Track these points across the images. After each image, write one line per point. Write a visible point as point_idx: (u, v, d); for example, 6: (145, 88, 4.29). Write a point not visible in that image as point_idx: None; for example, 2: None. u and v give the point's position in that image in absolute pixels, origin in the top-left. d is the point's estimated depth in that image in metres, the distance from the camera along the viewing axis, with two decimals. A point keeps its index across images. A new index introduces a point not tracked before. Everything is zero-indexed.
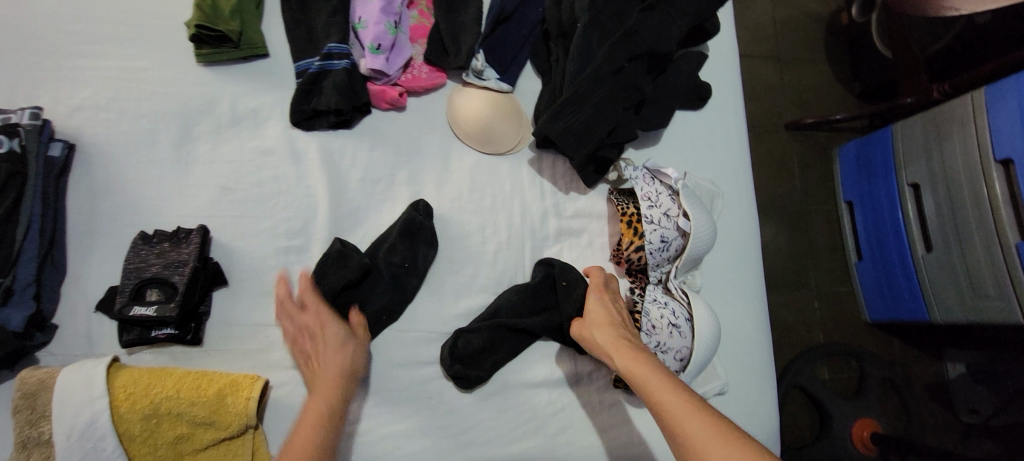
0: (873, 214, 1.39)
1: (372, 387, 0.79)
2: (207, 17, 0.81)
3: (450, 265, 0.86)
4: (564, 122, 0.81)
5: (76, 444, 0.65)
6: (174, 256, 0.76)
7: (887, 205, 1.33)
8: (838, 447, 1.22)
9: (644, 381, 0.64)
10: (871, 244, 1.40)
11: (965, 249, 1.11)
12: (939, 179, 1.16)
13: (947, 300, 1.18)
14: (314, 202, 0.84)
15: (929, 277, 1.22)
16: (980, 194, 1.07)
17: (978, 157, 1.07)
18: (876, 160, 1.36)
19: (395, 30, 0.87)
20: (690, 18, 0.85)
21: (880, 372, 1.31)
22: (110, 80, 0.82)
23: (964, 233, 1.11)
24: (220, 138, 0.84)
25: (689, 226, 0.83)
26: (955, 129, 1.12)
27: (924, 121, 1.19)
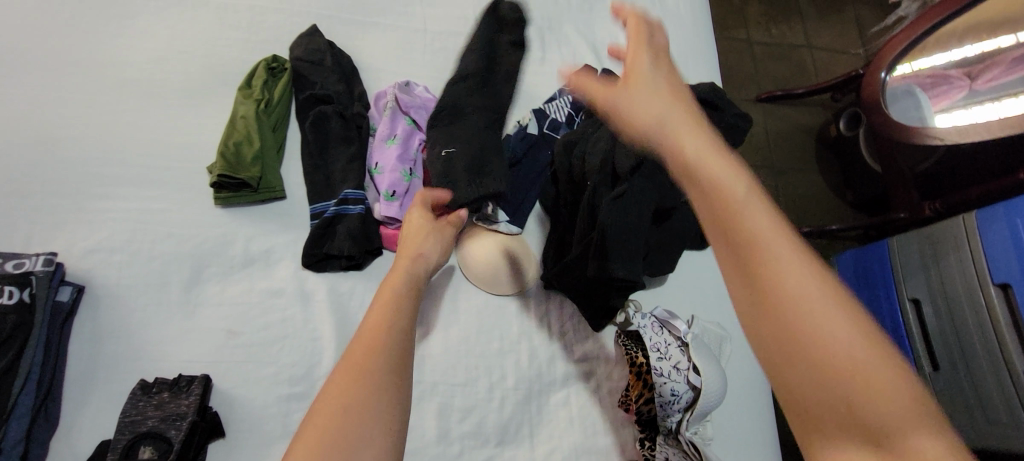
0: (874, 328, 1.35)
1: None
2: (229, 165, 0.84)
3: (455, 412, 0.84)
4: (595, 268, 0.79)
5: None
6: (171, 409, 0.74)
7: (890, 318, 1.28)
8: None
9: (710, 181, 0.45)
10: None
11: (973, 371, 1.06)
12: (941, 296, 1.14)
13: (961, 425, 1.09)
14: (320, 345, 0.83)
15: (941, 398, 1.12)
16: (983, 315, 1.05)
17: (977, 277, 1.07)
18: (874, 271, 1.34)
19: (410, 176, 0.90)
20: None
21: None
22: (127, 222, 0.84)
23: (969, 353, 1.07)
24: (231, 278, 0.84)
25: (700, 381, 0.81)
26: (950, 248, 1.14)
27: (919, 239, 1.21)
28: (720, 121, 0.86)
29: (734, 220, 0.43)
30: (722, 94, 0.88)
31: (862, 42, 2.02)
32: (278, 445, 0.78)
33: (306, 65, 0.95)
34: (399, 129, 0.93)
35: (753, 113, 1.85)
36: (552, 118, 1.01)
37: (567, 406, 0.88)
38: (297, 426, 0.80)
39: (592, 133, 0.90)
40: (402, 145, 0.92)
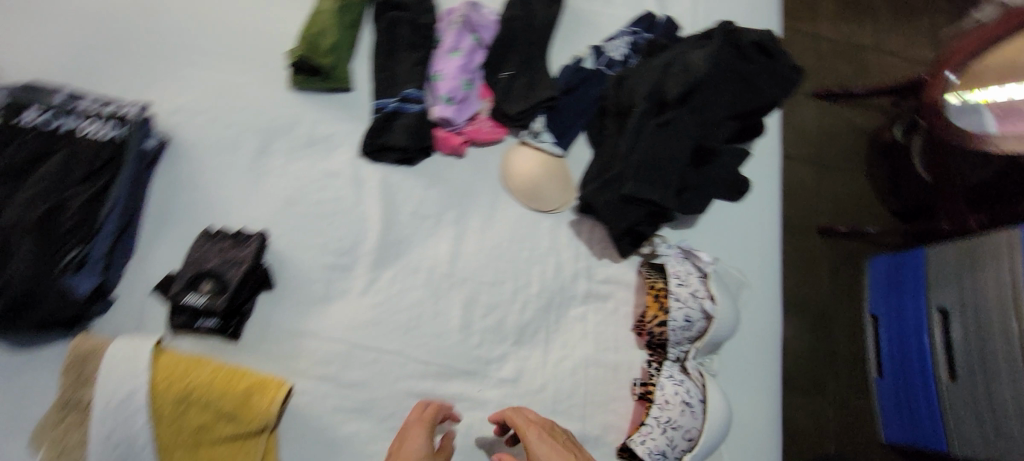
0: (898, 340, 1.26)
1: (386, 413, 0.83)
2: (307, 50, 0.92)
3: (479, 308, 0.91)
4: (630, 188, 0.84)
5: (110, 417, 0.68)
6: (232, 255, 0.83)
7: (914, 328, 1.21)
8: None
9: None
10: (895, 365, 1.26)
11: (992, 387, 1.01)
12: (969, 308, 1.06)
13: (968, 438, 1.05)
14: (366, 226, 0.91)
15: (953, 413, 1.08)
16: (1012, 334, 0.98)
17: (1013, 292, 0.99)
18: (907, 278, 1.26)
19: (468, 86, 0.96)
20: (729, 108, 0.89)
21: None
22: (210, 91, 0.92)
23: (991, 369, 1.01)
24: (295, 155, 0.92)
25: (713, 310, 0.86)
26: (989, 259, 1.04)
27: (957, 249, 1.11)
28: (773, 67, 0.90)
29: None
30: (778, 44, 0.90)
31: (934, 45, 1.96)
32: (318, 306, 0.86)
33: None
34: (464, 43, 0.98)
35: (805, 104, 1.83)
36: (610, 55, 1.04)
37: (583, 321, 0.93)
38: (336, 292, 0.87)
39: (644, 67, 0.94)
40: (465, 57, 0.97)
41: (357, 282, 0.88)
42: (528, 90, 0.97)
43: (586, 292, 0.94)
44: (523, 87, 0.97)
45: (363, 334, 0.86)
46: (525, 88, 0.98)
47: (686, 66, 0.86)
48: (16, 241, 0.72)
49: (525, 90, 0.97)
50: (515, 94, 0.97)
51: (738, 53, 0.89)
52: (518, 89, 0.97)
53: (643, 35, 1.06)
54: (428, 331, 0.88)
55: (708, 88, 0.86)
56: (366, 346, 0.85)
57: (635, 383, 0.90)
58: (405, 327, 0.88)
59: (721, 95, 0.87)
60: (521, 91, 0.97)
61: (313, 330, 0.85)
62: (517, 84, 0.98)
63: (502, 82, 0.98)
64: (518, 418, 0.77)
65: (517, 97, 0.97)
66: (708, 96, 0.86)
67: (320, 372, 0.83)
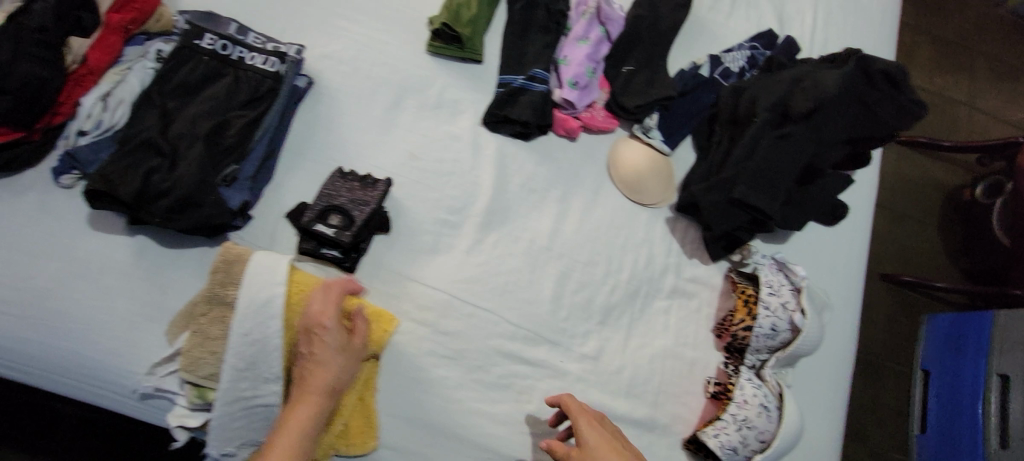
0: (950, 399, 1.19)
1: (475, 364, 0.89)
2: (451, 18, 0.98)
3: (571, 284, 0.95)
4: (740, 192, 0.88)
5: (254, 321, 0.76)
6: (360, 195, 0.89)
7: (969, 391, 1.15)
8: None
9: None
10: (939, 427, 1.18)
11: None
12: None
13: None
14: (478, 189, 0.96)
15: None
16: None
17: None
18: (968, 338, 1.19)
19: (591, 74, 1.01)
20: (847, 131, 0.91)
21: None
22: (356, 43, 0.99)
23: None
24: (423, 114, 0.99)
25: (802, 323, 0.89)
26: None
27: None
28: (898, 98, 0.91)
29: None
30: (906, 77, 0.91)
31: None
32: (426, 255, 0.92)
33: None
34: (592, 34, 1.03)
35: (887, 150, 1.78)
36: (727, 65, 1.06)
37: (666, 314, 0.96)
38: (443, 246, 0.93)
39: (763, 81, 0.97)
40: (592, 47, 1.02)
41: (463, 240, 0.94)
42: (646, 88, 1.02)
43: (673, 287, 0.98)
44: (642, 84, 1.02)
45: (463, 288, 0.91)
46: (644, 85, 1.02)
47: (813, 84, 0.88)
48: (188, 149, 0.81)
49: (643, 86, 1.02)
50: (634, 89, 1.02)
51: (865, 81, 0.91)
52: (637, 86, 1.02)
53: (761, 51, 1.09)
54: (521, 296, 0.93)
55: (832, 109, 0.88)
56: (464, 300, 0.90)
57: (709, 382, 0.93)
58: (501, 289, 0.92)
59: (842, 116, 0.89)
60: (640, 87, 1.02)
61: (419, 276, 0.90)
62: (637, 81, 1.02)
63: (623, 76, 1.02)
64: (573, 406, 0.80)
65: (636, 93, 1.01)
66: (830, 116, 0.89)
67: (421, 316, 0.88)
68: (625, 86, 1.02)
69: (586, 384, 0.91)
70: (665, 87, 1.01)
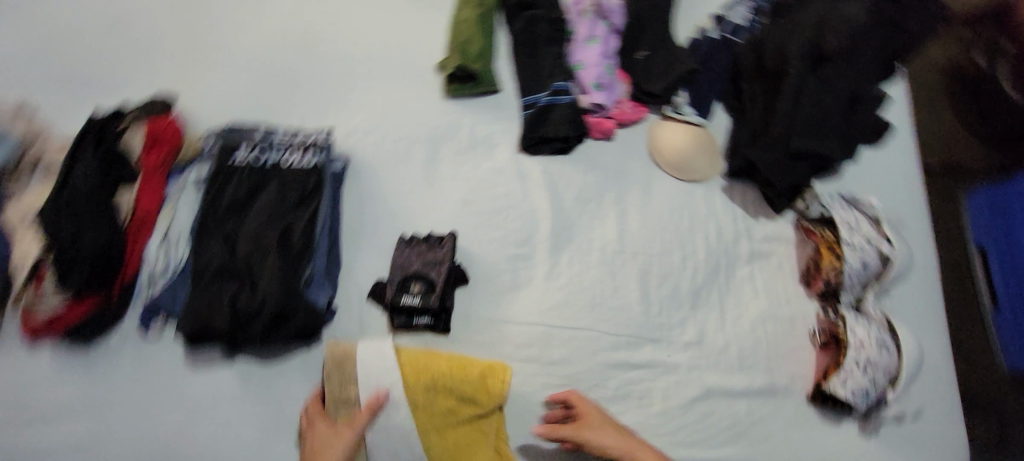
0: (1014, 269, 1.23)
1: (590, 384, 0.89)
2: (462, 59, 0.98)
3: (653, 278, 0.96)
4: (798, 144, 0.89)
5: (388, 409, 0.80)
6: (431, 256, 0.90)
7: None
8: None
9: None
10: (1012, 298, 1.22)
11: None
12: None
13: None
14: (537, 215, 0.96)
15: None
16: None
17: None
18: (1017, 206, 1.23)
19: (610, 71, 1.01)
20: (876, 56, 0.95)
21: None
22: (375, 110, 0.99)
23: None
24: (460, 159, 0.99)
25: (891, 251, 0.90)
26: None
27: None
28: (914, 13, 0.95)
29: None
30: None
31: None
32: (509, 294, 0.93)
33: None
34: (598, 31, 1.03)
35: None
36: (734, 22, 1.06)
37: (751, 279, 0.97)
38: (522, 280, 0.94)
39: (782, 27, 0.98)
40: (603, 44, 1.02)
41: (538, 269, 0.94)
42: (667, 66, 1.01)
43: (750, 252, 0.98)
44: (662, 64, 1.01)
45: (554, 315, 0.92)
46: (664, 63, 1.01)
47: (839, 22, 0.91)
48: (263, 265, 0.82)
49: (663, 66, 1.01)
50: (655, 71, 1.01)
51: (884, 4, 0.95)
52: (657, 68, 1.01)
53: None
54: (612, 306, 0.93)
55: (858, 40, 0.92)
56: (559, 326, 0.91)
57: (814, 333, 0.94)
58: (590, 304, 0.93)
59: (869, 44, 0.93)
60: (661, 68, 1.01)
61: (510, 317, 0.91)
62: (656, 62, 1.02)
63: (640, 62, 1.02)
64: (580, 399, 0.85)
65: (659, 74, 1.01)
66: (858, 47, 0.92)
67: (525, 354, 0.89)
68: (647, 70, 1.01)
69: (699, 371, 0.92)
70: (685, 59, 1.01)
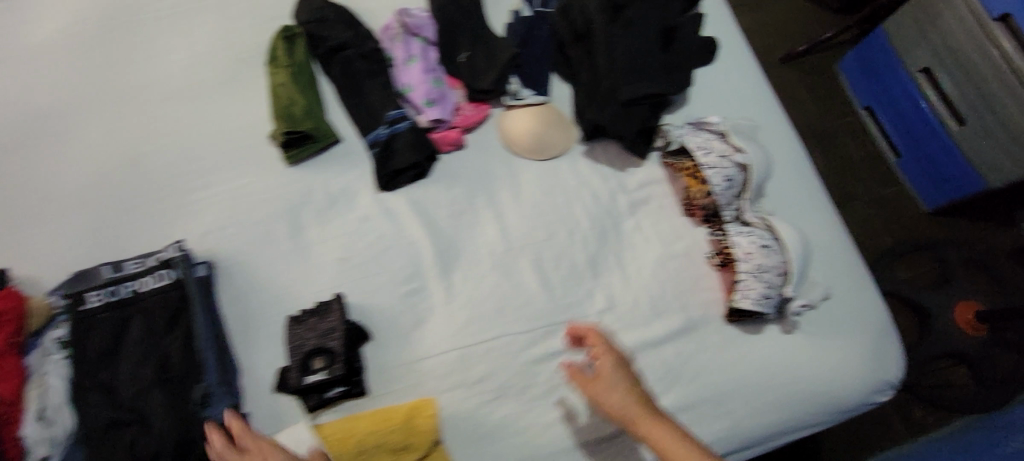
0: (898, 115, 1.56)
1: (521, 387, 0.89)
2: (288, 123, 0.96)
3: (548, 263, 0.96)
4: (625, 93, 0.90)
5: None
6: (324, 326, 0.87)
7: (907, 99, 1.51)
8: (944, 336, 1.41)
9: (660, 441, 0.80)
10: (904, 137, 1.56)
11: (997, 109, 1.28)
12: (948, 59, 1.35)
13: (996, 161, 1.33)
14: (417, 246, 0.96)
15: (971, 146, 1.37)
16: (996, 61, 1.25)
17: (978, 24, 1.27)
18: (878, 60, 1.56)
19: (437, 83, 1.00)
20: None
21: (960, 253, 1.52)
22: (223, 203, 0.96)
23: (993, 99, 1.29)
24: (325, 220, 0.97)
25: (745, 159, 0.92)
26: (944, 8, 1.34)
27: (911, 10, 1.42)
28: None
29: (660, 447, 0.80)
30: None
31: None
32: (416, 332, 0.92)
33: (316, 26, 1.01)
34: (415, 49, 1.02)
35: None
36: None
37: (640, 229, 0.99)
38: (423, 313, 0.93)
39: None
40: (422, 60, 1.01)
41: (436, 296, 0.94)
42: (490, 60, 1.01)
43: (630, 204, 1.00)
44: (484, 59, 1.02)
45: (464, 335, 0.91)
46: (486, 58, 1.02)
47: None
48: (148, 403, 0.79)
49: (485, 61, 1.01)
50: (480, 69, 1.02)
51: None
52: (480, 65, 1.02)
53: None
54: (517, 304, 0.94)
55: None
56: (474, 343, 0.91)
57: (711, 257, 0.96)
58: (496, 310, 0.93)
59: None
60: (485, 64, 1.01)
61: (423, 353, 0.90)
62: (479, 59, 1.02)
63: (463, 64, 1.02)
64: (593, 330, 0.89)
65: (485, 69, 1.01)
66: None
67: (449, 384, 0.88)
68: (473, 69, 1.02)
69: (619, 333, 0.93)
70: (504, 45, 1.01)
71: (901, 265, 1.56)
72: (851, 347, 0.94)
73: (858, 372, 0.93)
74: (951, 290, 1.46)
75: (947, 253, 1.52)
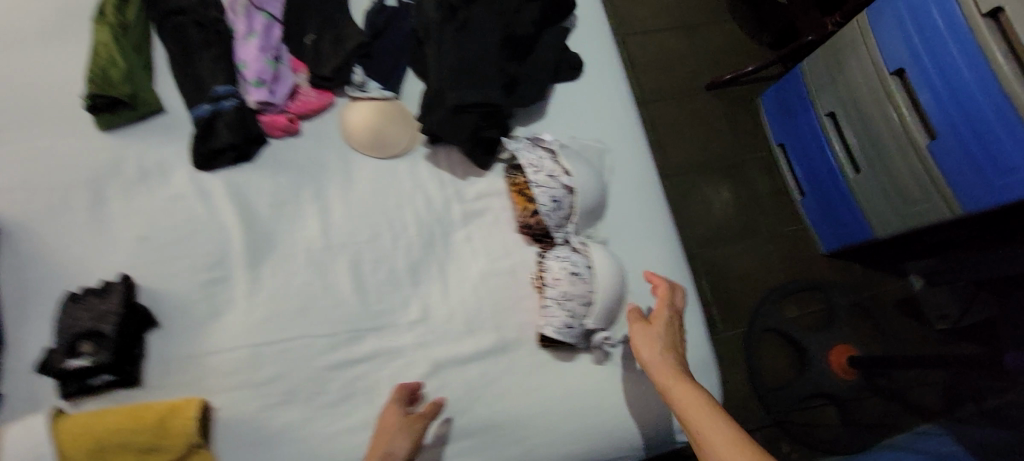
0: (806, 159, 1.49)
1: (311, 393, 0.85)
2: (98, 86, 0.89)
3: (367, 266, 0.92)
4: (452, 97, 0.87)
5: None
6: (101, 308, 0.81)
7: (814, 142, 1.43)
8: (819, 378, 1.41)
9: (684, 404, 0.72)
10: (809, 181, 1.50)
11: (889, 166, 1.19)
12: (850, 106, 1.25)
13: (886, 217, 1.26)
14: (228, 233, 0.90)
15: (864, 196, 1.30)
16: (893, 122, 1.14)
17: (877, 75, 1.16)
18: (791, 100, 1.49)
19: (275, 64, 0.95)
20: None
21: (845, 298, 1.53)
22: (18, 163, 0.89)
23: (886, 154, 1.19)
24: (131, 194, 0.90)
25: (572, 182, 0.90)
26: (851, 55, 1.22)
27: (823, 55, 1.30)
28: None
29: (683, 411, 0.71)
30: None
31: None
32: (210, 324, 0.86)
33: None
34: (257, 24, 0.96)
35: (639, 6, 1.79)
36: None
37: (469, 241, 0.96)
38: (222, 305, 0.88)
39: None
40: (263, 37, 0.95)
41: (238, 288, 0.89)
42: (337, 46, 0.96)
43: (465, 215, 0.97)
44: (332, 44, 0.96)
45: (259, 333, 0.86)
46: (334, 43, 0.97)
47: None
48: None
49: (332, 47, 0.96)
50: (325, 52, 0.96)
51: None
52: (327, 50, 0.96)
53: None
54: (324, 306, 0.89)
55: None
56: (268, 342, 0.86)
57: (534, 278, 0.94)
58: (300, 309, 0.88)
59: None
60: (330, 50, 0.96)
61: (211, 347, 0.85)
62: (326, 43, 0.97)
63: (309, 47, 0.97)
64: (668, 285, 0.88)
65: (330, 55, 0.96)
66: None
67: (233, 382, 0.84)
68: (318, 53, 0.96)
69: (426, 347, 0.89)
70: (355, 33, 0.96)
71: (788, 303, 1.54)
72: None
73: (663, 410, 0.92)
74: (829, 334, 1.47)
75: (834, 297, 1.52)
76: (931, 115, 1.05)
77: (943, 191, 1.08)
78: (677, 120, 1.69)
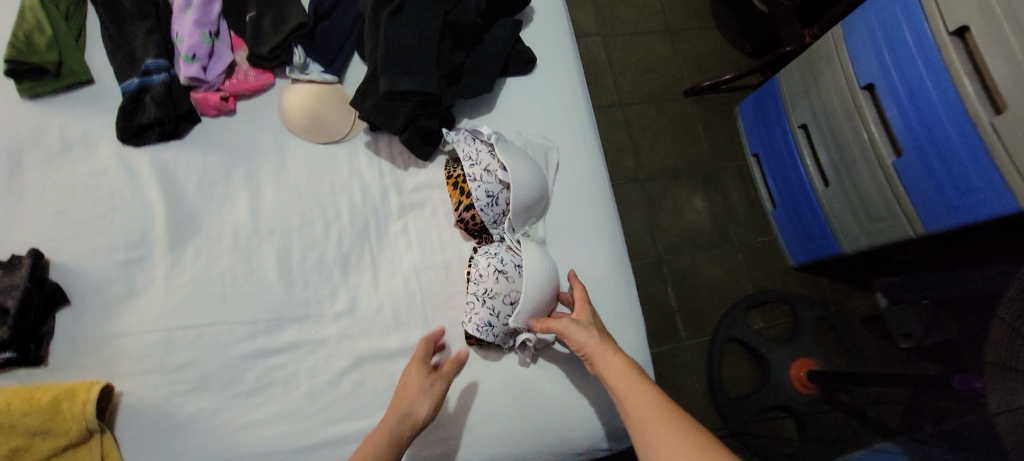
0: (778, 170, 1.47)
1: (224, 382, 0.82)
2: (19, 52, 0.85)
3: (295, 254, 0.89)
4: (384, 82, 0.83)
5: None
6: (6, 282, 0.78)
7: (786, 153, 1.41)
8: (777, 392, 1.36)
9: (627, 402, 0.68)
10: (781, 193, 1.48)
11: (856, 180, 1.17)
12: (821, 117, 1.22)
13: (852, 233, 1.24)
14: (150, 212, 0.87)
15: (832, 211, 1.28)
16: (860, 134, 1.12)
17: (848, 88, 1.14)
18: (768, 109, 1.45)
19: (211, 39, 0.91)
20: None
21: (812, 312, 1.46)
22: None
23: (852, 166, 1.17)
24: (51, 166, 0.87)
25: (507, 177, 0.87)
26: (824, 65, 1.19)
27: (800, 65, 1.27)
28: None
29: (629, 411, 0.67)
30: None
31: None
32: (125, 304, 0.83)
33: None
34: None
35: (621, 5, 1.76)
36: None
37: (405, 233, 0.93)
38: (139, 286, 0.84)
39: None
40: (199, 10, 0.92)
41: (157, 269, 0.85)
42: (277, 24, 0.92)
43: (401, 207, 0.94)
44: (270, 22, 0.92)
45: (174, 317, 0.83)
46: (275, 21, 0.92)
47: None
48: None
49: (271, 24, 0.91)
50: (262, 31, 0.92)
51: None
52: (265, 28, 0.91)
53: None
54: (245, 292, 0.86)
55: None
56: (184, 326, 0.83)
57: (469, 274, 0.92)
58: (221, 294, 0.85)
59: None
60: (270, 27, 0.91)
61: (123, 329, 0.82)
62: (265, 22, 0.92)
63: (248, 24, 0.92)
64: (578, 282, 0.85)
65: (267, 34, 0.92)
66: None
67: (142, 366, 0.80)
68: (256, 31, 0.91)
69: (350, 340, 0.87)
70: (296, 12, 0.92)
71: (754, 315, 1.51)
72: (591, 391, 0.90)
73: (593, 417, 0.89)
74: (792, 347, 1.42)
75: (800, 310, 1.46)
76: (897, 131, 1.03)
77: (905, 208, 1.06)
78: (651, 124, 1.67)
